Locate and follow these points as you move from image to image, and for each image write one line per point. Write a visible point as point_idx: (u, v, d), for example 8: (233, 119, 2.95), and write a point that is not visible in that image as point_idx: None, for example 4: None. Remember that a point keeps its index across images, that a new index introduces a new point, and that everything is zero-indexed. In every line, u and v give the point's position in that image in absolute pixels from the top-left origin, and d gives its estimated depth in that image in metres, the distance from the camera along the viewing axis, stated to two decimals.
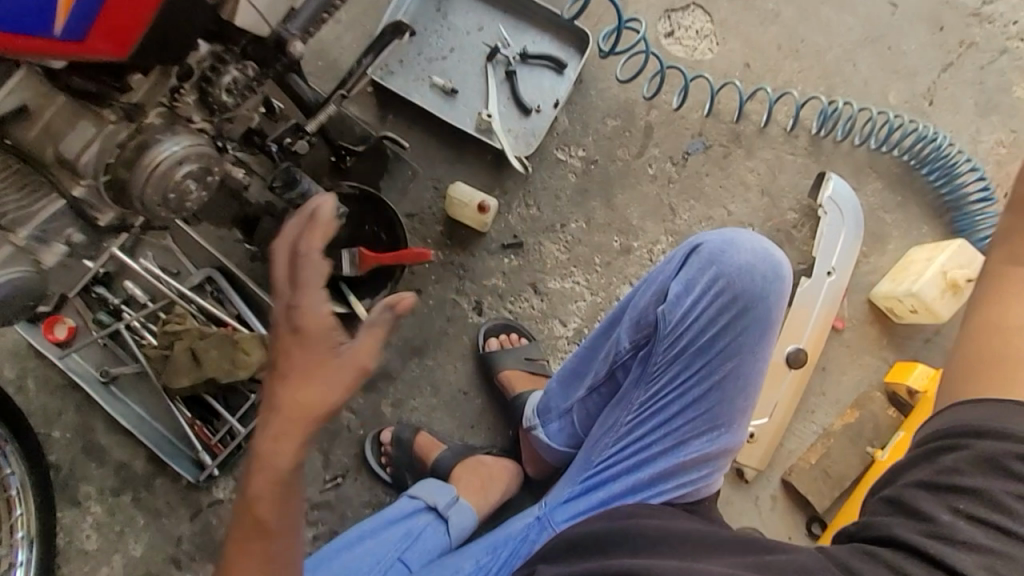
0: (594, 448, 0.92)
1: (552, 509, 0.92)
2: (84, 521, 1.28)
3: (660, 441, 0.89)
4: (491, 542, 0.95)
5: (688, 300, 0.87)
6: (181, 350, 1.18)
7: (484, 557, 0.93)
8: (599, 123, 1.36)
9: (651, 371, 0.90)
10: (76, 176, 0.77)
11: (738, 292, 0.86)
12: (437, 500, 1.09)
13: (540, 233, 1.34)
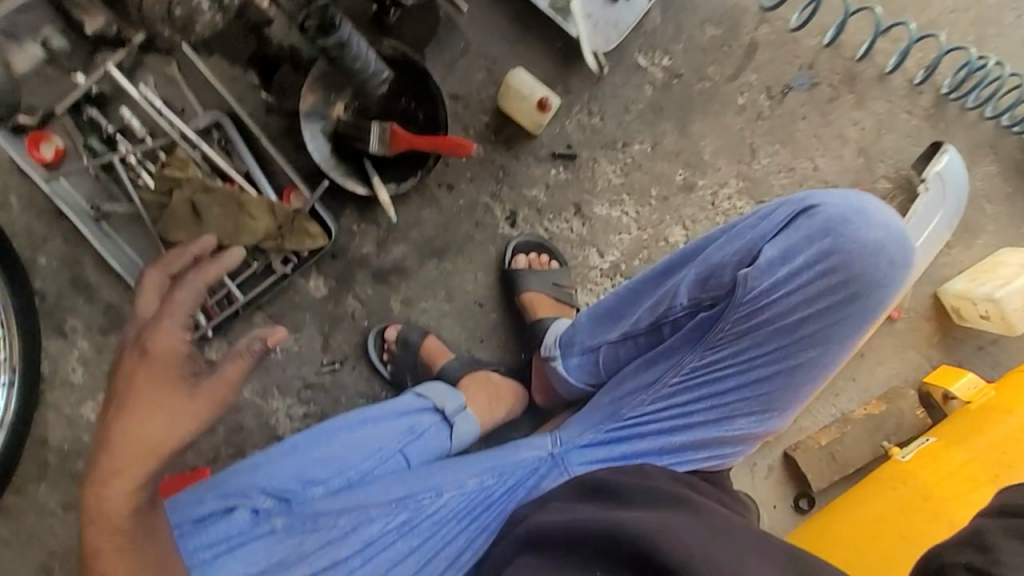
0: (623, 407, 0.91)
1: (569, 450, 0.93)
2: (70, 354, 1.24)
3: (705, 412, 0.88)
4: (495, 466, 0.92)
5: (782, 272, 0.80)
6: (181, 200, 1.05)
7: (487, 479, 0.92)
8: (697, 28, 1.14)
9: (712, 336, 0.85)
10: None
11: (844, 276, 0.80)
12: (445, 403, 1.00)
13: (598, 148, 1.17)
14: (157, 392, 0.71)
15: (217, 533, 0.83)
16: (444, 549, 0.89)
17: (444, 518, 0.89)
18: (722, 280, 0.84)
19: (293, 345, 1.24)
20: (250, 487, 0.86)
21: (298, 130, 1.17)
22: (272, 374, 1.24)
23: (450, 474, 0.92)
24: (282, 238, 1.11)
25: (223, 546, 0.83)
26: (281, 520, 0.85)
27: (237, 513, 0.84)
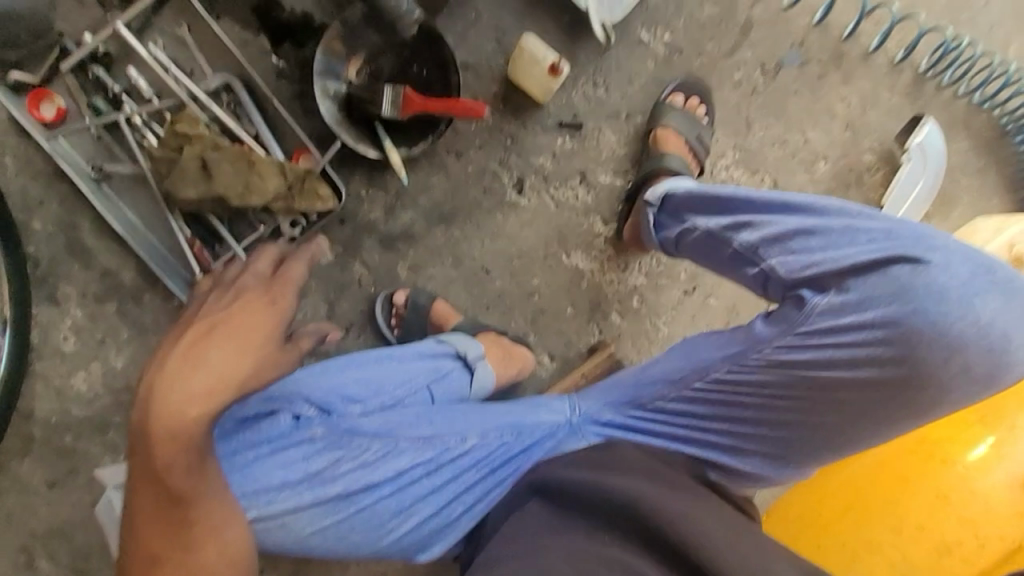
0: (643, 392, 0.93)
1: (586, 418, 0.96)
2: (62, 322, 1.20)
3: (734, 427, 0.89)
4: (515, 424, 0.95)
5: (848, 319, 0.82)
6: (191, 157, 1.04)
7: (507, 434, 0.95)
8: (696, 6, 1.19)
9: (756, 352, 0.87)
10: None
11: (912, 353, 0.79)
12: (468, 351, 1.05)
13: (603, 118, 1.21)
14: (266, 329, 0.77)
15: (258, 435, 0.84)
16: (462, 495, 0.93)
17: (466, 465, 0.93)
18: (810, 265, 0.86)
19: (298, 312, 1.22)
20: (290, 395, 0.87)
21: (306, 94, 1.16)
22: None
23: (472, 423, 0.95)
24: (293, 198, 1.10)
25: (267, 447, 0.84)
26: (321, 431, 0.86)
27: (279, 417, 0.85)
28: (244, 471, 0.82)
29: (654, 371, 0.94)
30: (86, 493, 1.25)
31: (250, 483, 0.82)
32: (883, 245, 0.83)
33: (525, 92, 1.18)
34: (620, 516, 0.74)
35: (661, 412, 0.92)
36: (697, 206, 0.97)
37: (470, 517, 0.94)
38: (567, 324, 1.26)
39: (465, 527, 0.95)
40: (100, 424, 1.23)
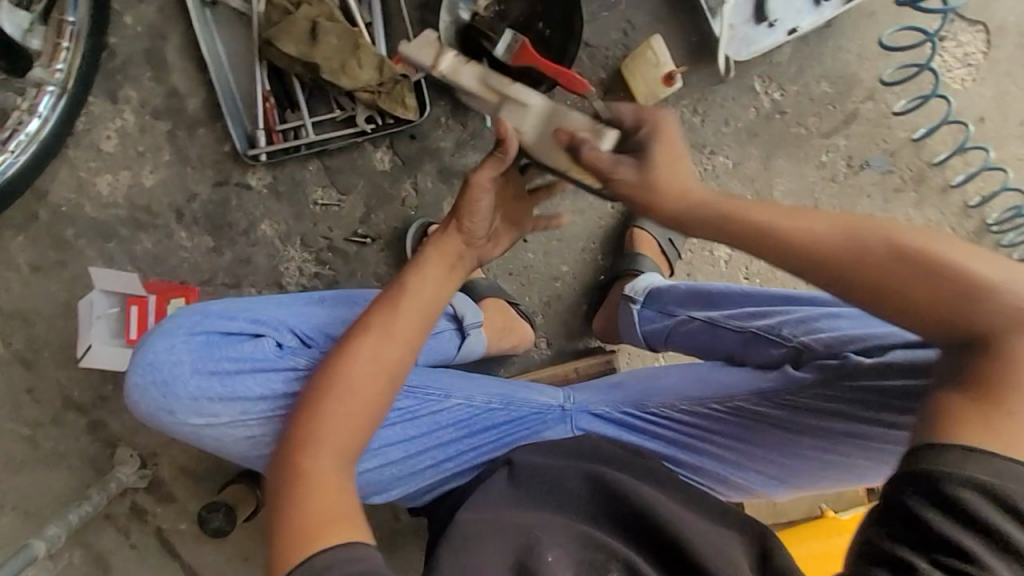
0: (646, 399, 0.94)
1: (579, 410, 0.95)
2: (112, 120, 1.19)
3: (746, 452, 0.89)
4: (505, 394, 0.95)
5: (897, 381, 0.79)
6: (304, 17, 1.05)
7: (494, 402, 0.95)
8: (813, 80, 1.23)
9: (784, 398, 0.85)
10: None
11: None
12: (465, 315, 1.02)
13: (688, 145, 1.23)
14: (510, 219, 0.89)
15: (237, 352, 0.87)
16: (433, 450, 0.92)
17: (443, 422, 0.93)
18: (853, 337, 0.85)
19: (336, 204, 1.22)
20: (278, 322, 0.89)
21: (428, 7, 1.17)
22: (302, 223, 1.22)
23: (459, 385, 0.95)
24: (379, 96, 1.11)
25: (247, 366, 0.86)
26: (304, 361, 0.87)
27: (263, 340, 0.87)
28: (223, 382, 0.86)
29: (665, 383, 0.96)
30: (63, 291, 1.23)
31: (231, 395, 0.86)
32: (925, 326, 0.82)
33: (630, 90, 1.18)
34: (580, 487, 0.81)
35: (659, 417, 0.93)
36: (688, 304, 1.05)
37: (437, 472, 0.93)
38: (577, 321, 1.27)
39: (428, 481, 0.93)
40: (104, 232, 1.22)
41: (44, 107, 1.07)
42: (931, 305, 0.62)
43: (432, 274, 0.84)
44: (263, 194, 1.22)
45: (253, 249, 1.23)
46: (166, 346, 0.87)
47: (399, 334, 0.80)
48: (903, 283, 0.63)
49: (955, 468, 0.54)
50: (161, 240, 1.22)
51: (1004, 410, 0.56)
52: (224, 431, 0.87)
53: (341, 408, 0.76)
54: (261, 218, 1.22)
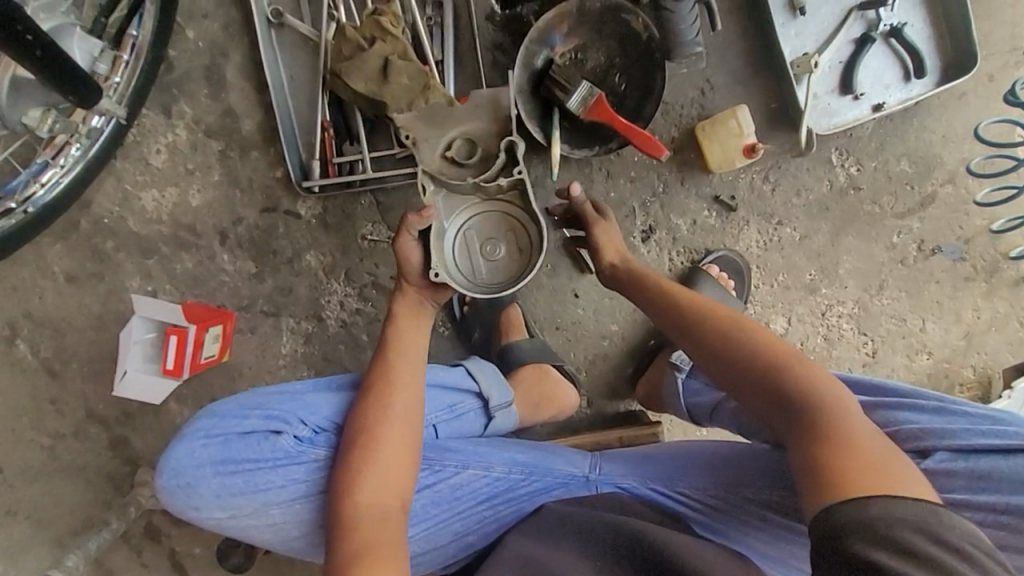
0: (676, 480, 0.87)
1: (605, 481, 0.90)
2: (163, 135, 1.15)
3: (788, 542, 0.81)
4: (528, 463, 0.90)
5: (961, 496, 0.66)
6: (377, 55, 1.00)
7: (515, 472, 0.89)
8: (893, 157, 1.17)
9: None
10: None
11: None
12: (491, 394, 0.96)
13: (755, 213, 1.18)
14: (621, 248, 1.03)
15: (255, 453, 0.82)
16: (451, 522, 0.87)
17: (462, 493, 0.88)
18: (914, 434, 0.71)
19: (384, 242, 1.18)
20: (292, 414, 0.84)
21: (502, 48, 1.11)
22: (348, 257, 1.18)
23: (479, 452, 0.90)
24: None
25: (267, 463, 0.82)
26: (322, 452, 0.83)
27: (280, 438, 0.82)
28: (244, 478, 0.83)
29: (695, 465, 0.88)
30: (97, 304, 1.20)
31: (253, 490, 0.83)
32: (996, 431, 0.69)
33: (702, 153, 1.14)
34: (603, 534, 0.76)
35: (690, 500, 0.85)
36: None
37: (459, 547, 0.88)
38: (620, 382, 1.22)
39: (450, 555, 0.89)
40: (145, 248, 1.18)
41: (96, 123, 0.99)
42: (767, 387, 0.77)
43: (413, 329, 0.90)
44: (311, 225, 1.17)
45: (295, 279, 1.18)
46: (189, 450, 0.84)
47: (399, 379, 0.84)
48: (756, 361, 0.79)
49: (858, 514, 0.61)
50: (202, 261, 1.18)
51: (860, 461, 0.66)
52: (249, 524, 0.84)
53: (367, 457, 0.79)
54: (307, 248, 1.18)
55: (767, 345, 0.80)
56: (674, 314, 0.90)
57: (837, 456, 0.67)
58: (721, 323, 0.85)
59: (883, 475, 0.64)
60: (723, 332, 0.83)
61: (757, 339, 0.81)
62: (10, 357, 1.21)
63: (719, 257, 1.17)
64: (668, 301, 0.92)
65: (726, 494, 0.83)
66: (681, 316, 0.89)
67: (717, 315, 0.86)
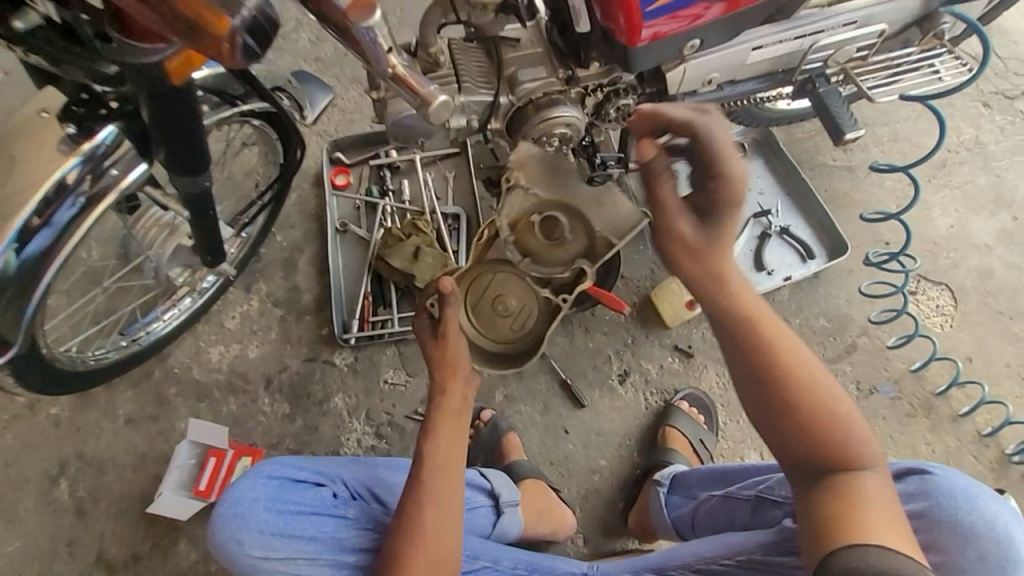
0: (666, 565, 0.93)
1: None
2: (239, 305, 1.49)
3: None
4: (531, 560, 0.98)
5: None
6: (412, 243, 1.41)
7: (520, 569, 0.97)
8: (812, 315, 1.47)
9: None
10: (508, 98, 0.98)
11: (934, 541, 0.80)
12: (502, 492, 1.07)
13: (711, 359, 1.43)
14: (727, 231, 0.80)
15: (299, 498, 0.93)
16: None
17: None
18: None
19: (401, 385, 1.41)
20: (337, 472, 0.97)
21: None
22: (370, 398, 1.40)
23: (488, 546, 0.97)
24: None
25: (305, 511, 0.92)
26: (353, 511, 0.94)
27: (323, 490, 0.94)
28: (286, 520, 0.91)
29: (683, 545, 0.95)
30: (144, 443, 1.37)
31: (288, 535, 0.90)
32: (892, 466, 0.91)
33: (657, 311, 1.44)
34: None
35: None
36: (708, 487, 1.11)
37: None
38: (613, 518, 1.30)
39: None
40: (200, 392, 1.41)
41: (207, 283, 1.22)
42: (817, 436, 0.77)
43: (458, 414, 0.92)
44: (343, 372, 1.42)
45: (323, 418, 1.39)
46: (248, 484, 0.93)
47: (440, 460, 0.89)
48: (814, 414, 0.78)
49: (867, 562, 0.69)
50: (246, 403, 1.40)
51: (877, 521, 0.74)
52: (275, 572, 0.90)
53: (413, 538, 0.86)
54: (336, 391, 1.41)
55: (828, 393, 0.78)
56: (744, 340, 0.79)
57: (858, 513, 0.74)
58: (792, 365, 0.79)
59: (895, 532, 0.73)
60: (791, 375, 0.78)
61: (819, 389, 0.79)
62: (49, 495, 1.33)
63: (686, 394, 1.37)
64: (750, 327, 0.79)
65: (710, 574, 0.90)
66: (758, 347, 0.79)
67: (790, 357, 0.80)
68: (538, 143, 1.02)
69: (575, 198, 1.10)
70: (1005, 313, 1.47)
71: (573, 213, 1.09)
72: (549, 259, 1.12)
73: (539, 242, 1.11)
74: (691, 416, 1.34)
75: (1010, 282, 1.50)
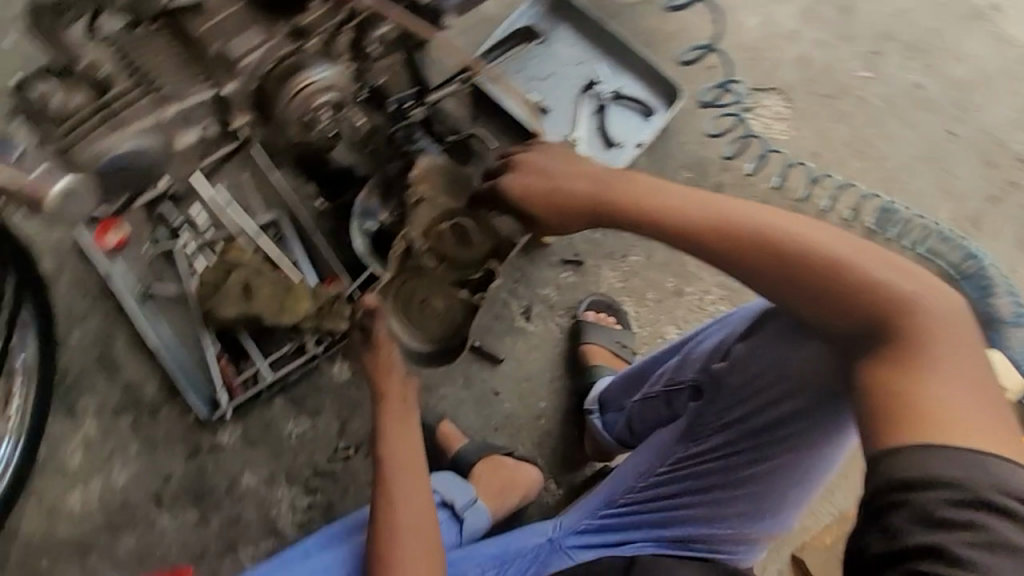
0: (615, 493, 1.00)
1: (566, 534, 1.02)
2: (73, 436, 1.21)
3: (714, 509, 0.93)
4: (499, 554, 1.01)
5: (737, 382, 0.88)
6: (236, 281, 1.17)
7: (491, 568, 0.99)
8: (674, 171, 1.42)
9: (701, 431, 0.92)
10: (232, 74, 0.76)
11: (777, 402, 0.85)
12: (456, 499, 1.08)
13: (601, 258, 1.38)
14: (682, 194, 0.82)
15: None
16: None
17: None
18: (715, 348, 0.94)
19: (310, 429, 1.28)
20: None
21: (342, 231, 1.30)
22: (282, 459, 1.25)
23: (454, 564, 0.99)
24: (321, 319, 1.20)
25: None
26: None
27: None
28: None
29: (622, 471, 1.02)
30: None
31: None
32: (728, 319, 0.97)
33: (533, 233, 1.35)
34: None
35: (636, 501, 0.99)
36: (629, 392, 1.16)
37: None
38: (571, 449, 1.31)
39: None
40: (82, 551, 1.18)
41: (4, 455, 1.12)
42: (858, 304, 0.73)
43: (401, 429, 0.94)
44: (237, 447, 1.24)
45: (240, 506, 1.22)
46: None
47: (396, 461, 0.92)
48: (847, 294, 0.73)
49: (921, 470, 0.62)
50: (144, 534, 1.20)
51: (930, 411, 0.65)
52: None
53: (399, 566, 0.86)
54: (242, 470, 1.24)
55: (839, 260, 0.74)
56: (768, 254, 0.76)
57: (917, 406, 0.66)
58: (834, 258, 0.74)
59: (992, 434, 0.63)
60: (798, 254, 0.75)
61: (859, 284, 0.73)
62: None
63: (590, 302, 1.35)
64: (737, 243, 0.78)
65: (674, 487, 0.95)
66: (753, 239, 0.77)
67: (823, 248, 0.75)
68: (308, 125, 0.81)
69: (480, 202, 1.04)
70: (833, 95, 1.50)
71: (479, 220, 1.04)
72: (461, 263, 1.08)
73: (451, 248, 1.07)
74: (601, 324, 1.32)
75: (828, 63, 1.52)
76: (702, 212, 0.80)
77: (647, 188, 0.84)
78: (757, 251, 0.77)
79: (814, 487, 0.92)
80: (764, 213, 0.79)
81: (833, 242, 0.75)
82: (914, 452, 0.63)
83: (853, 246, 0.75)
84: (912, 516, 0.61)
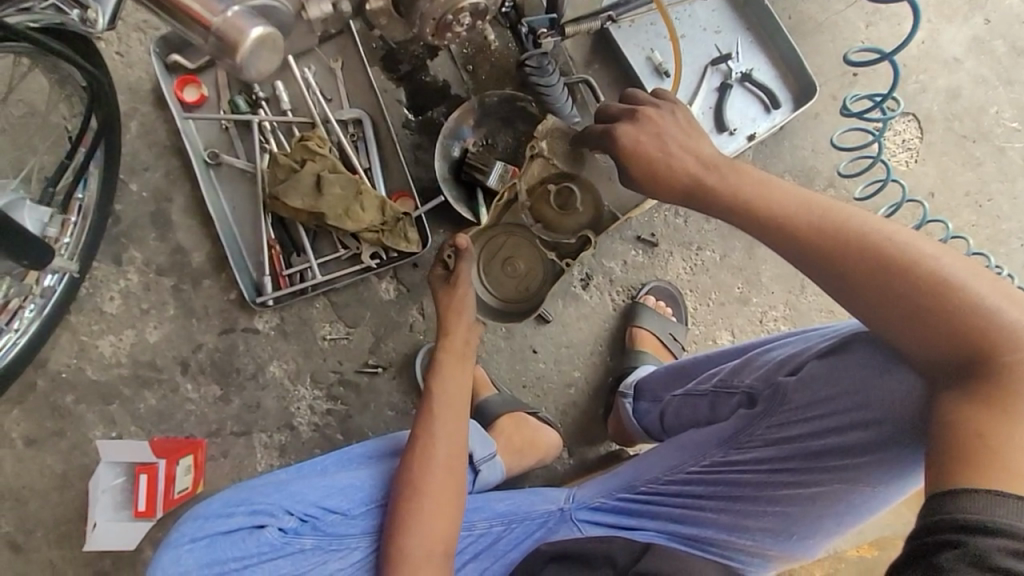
0: (636, 480, 0.98)
1: (579, 507, 1.00)
2: (114, 283, 1.20)
3: (737, 517, 0.91)
4: (507, 513, 1.00)
5: (802, 398, 0.85)
6: (309, 172, 1.11)
7: (496, 524, 0.99)
8: (777, 173, 1.33)
9: (746, 437, 0.89)
10: None
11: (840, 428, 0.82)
12: (475, 450, 1.04)
13: (676, 245, 1.31)
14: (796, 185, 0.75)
15: (242, 550, 0.82)
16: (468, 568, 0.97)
17: (484, 550, 0.98)
18: (781, 360, 0.91)
19: (344, 338, 1.25)
20: (276, 504, 0.85)
21: (422, 147, 1.23)
22: (311, 359, 1.24)
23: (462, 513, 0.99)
24: (383, 233, 1.15)
25: (251, 560, 0.82)
26: (309, 540, 0.86)
27: (265, 531, 0.83)
28: None
29: (650, 460, 0.99)
30: (60, 463, 1.18)
31: None
32: (806, 337, 0.93)
33: None
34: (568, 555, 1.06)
35: (658, 491, 0.96)
36: (670, 386, 1.11)
37: None
38: (592, 426, 1.29)
39: None
40: (104, 394, 1.20)
41: (48, 283, 1.12)
42: (945, 333, 0.66)
43: (459, 373, 0.93)
44: (271, 337, 1.23)
45: (261, 393, 1.22)
46: (172, 558, 0.77)
47: (444, 397, 0.91)
48: (939, 320, 0.66)
49: (985, 512, 0.56)
50: (166, 395, 1.21)
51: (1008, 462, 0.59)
52: None
53: (421, 502, 0.85)
54: (270, 360, 1.23)
55: (939, 280, 0.67)
56: (867, 260, 0.69)
57: (994, 454, 0.60)
58: (935, 281, 0.67)
59: None
60: (895, 266, 0.68)
61: (961, 307, 0.66)
62: None
63: (653, 287, 1.29)
64: (845, 242, 0.70)
65: (701, 487, 0.93)
66: (856, 242, 0.69)
67: (923, 264, 0.67)
68: (442, 25, 0.72)
69: (592, 170, 1.07)
70: (969, 137, 1.37)
71: (586, 186, 1.07)
72: (558, 228, 1.09)
73: (550, 209, 1.08)
74: (658, 312, 1.27)
75: (976, 100, 1.38)
76: (816, 205, 0.72)
77: (754, 173, 0.76)
78: (854, 256, 0.69)
79: (844, 523, 0.90)
80: (871, 217, 0.71)
81: (941, 256, 0.68)
82: (979, 498, 0.57)
83: (961, 264, 0.67)
84: (967, 559, 0.55)
